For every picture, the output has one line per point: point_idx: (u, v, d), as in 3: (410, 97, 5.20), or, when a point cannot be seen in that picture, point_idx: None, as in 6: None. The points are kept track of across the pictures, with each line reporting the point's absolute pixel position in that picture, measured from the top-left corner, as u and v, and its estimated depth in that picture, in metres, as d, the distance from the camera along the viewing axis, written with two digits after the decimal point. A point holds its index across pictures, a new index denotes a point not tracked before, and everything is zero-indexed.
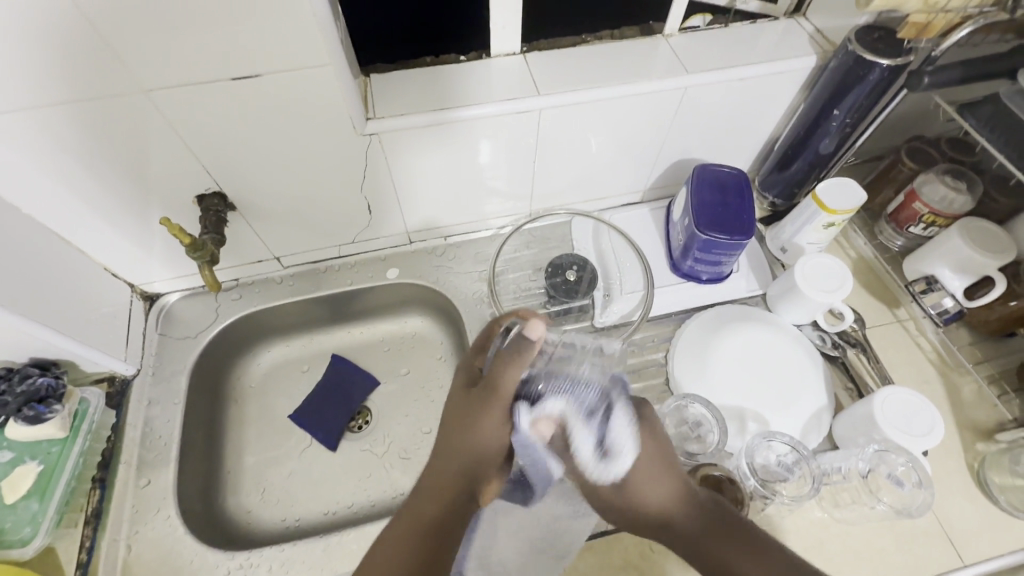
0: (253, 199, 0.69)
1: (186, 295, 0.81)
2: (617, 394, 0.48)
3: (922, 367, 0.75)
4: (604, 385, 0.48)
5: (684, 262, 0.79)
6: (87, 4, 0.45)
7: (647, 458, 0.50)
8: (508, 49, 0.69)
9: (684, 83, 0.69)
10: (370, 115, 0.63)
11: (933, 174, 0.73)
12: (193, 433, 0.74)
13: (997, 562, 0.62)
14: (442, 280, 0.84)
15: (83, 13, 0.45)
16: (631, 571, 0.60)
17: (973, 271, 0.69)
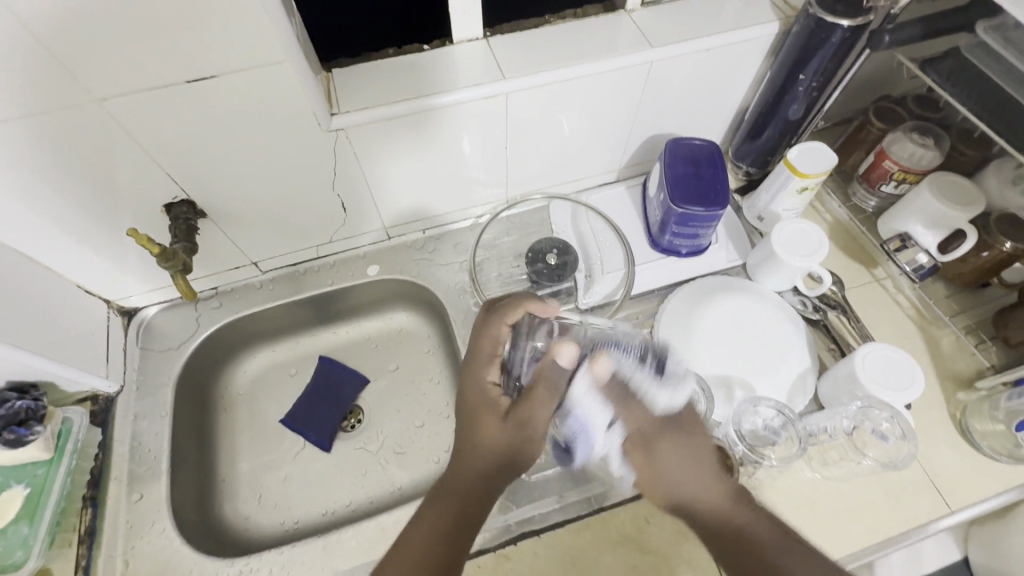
0: (224, 205, 0.68)
1: (165, 308, 0.80)
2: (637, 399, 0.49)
3: (901, 323, 0.76)
4: (622, 393, 0.48)
5: (663, 237, 0.79)
6: (27, 14, 0.43)
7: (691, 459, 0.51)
8: (470, 34, 0.68)
9: (649, 58, 0.68)
10: (334, 110, 0.62)
11: (900, 133, 0.73)
12: (183, 444, 0.74)
13: (982, 505, 0.64)
14: (424, 273, 0.84)
15: (23, 23, 0.44)
16: (628, 544, 0.61)
17: (945, 224, 0.70)
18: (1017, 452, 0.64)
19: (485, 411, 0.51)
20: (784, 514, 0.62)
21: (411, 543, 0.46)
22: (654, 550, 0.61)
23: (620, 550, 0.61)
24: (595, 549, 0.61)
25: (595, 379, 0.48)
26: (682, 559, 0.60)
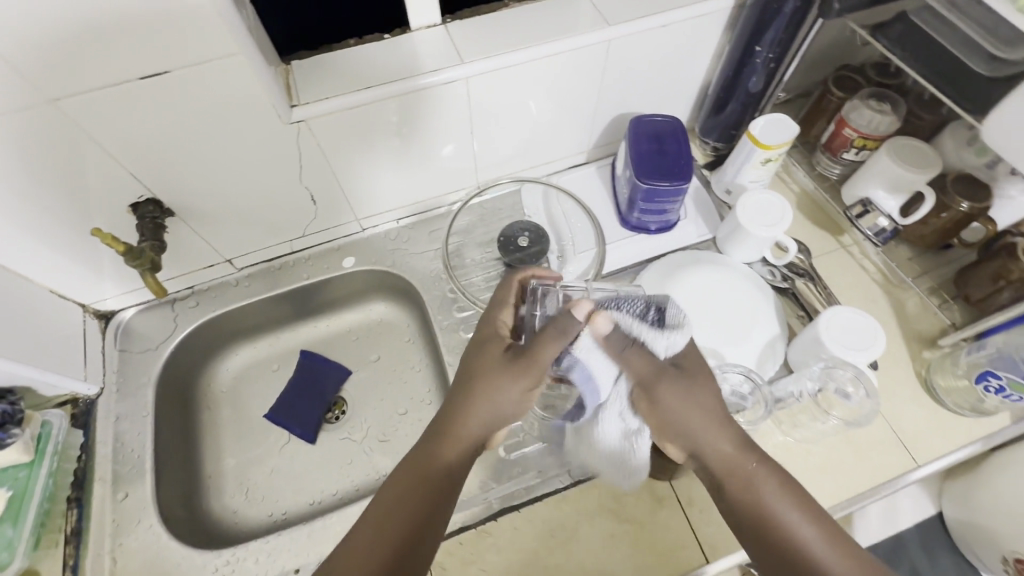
0: (191, 203, 0.68)
1: (142, 309, 0.80)
2: (640, 348, 0.47)
3: (868, 287, 0.78)
4: (623, 345, 0.46)
5: (632, 214, 0.80)
6: None
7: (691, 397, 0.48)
8: (429, 21, 0.68)
9: (607, 37, 0.69)
10: (294, 102, 0.62)
11: (858, 100, 0.75)
12: (167, 443, 0.74)
13: (947, 458, 0.66)
14: (399, 263, 0.85)
15: None
16: (606, 514, 0.62)
17: (904, 188, 0.71)
18: (979, 405, 0.66)
19: (479, 378, 0.50)
20: None
21: (369, 532, 0.45)
22: (631, 518, 0.62)
23: (598, 520, 0.62)
24: (574, 520, 0.62)
25: (594, 336, 0.46)
26: (658, 525, 0.62)
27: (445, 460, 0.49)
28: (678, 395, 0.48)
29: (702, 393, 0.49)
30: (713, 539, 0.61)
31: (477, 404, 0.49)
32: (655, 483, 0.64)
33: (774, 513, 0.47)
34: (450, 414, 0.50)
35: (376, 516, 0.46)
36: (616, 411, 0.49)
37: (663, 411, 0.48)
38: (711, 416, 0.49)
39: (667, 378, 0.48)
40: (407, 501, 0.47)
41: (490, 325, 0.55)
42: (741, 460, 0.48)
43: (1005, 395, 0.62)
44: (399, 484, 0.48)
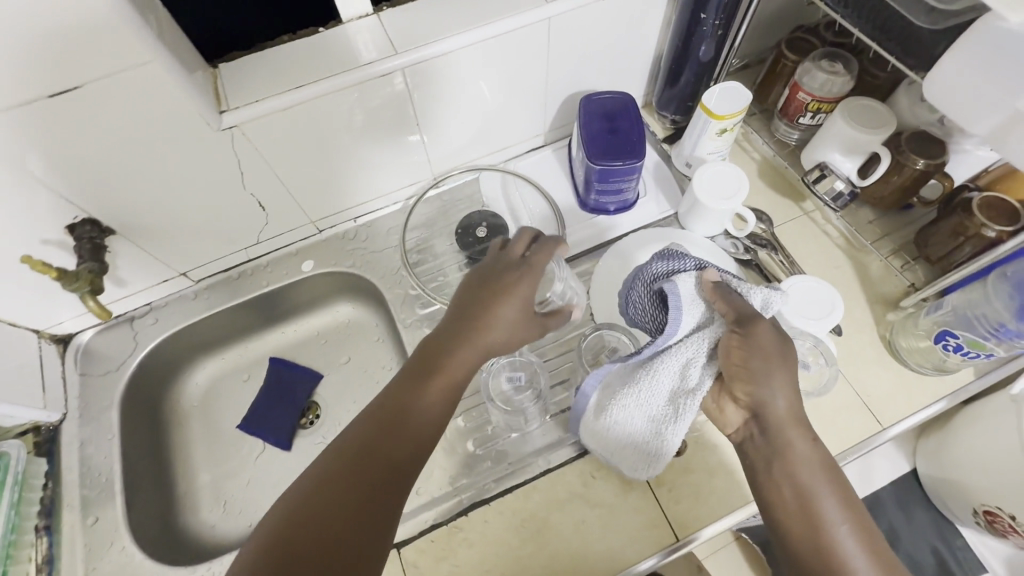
0: (132, 220, 0.66)
1: (100, 330, 0.79)
2: (741, 298, 0.56)
3: (831, 253, 0.77)
4: (727, 292, 0.56)
5: (590, 196, 0.79)
6: None
7: (765, 354, 0.52)
8: (360, 11, 0.66)
9: (547, 14, 0.67)
10: (223, 108, 0.60)
11: (811, 62, 0.73)
12: (137, 463, 0.74)
13: (911, 419, 0.67)
14: (359, 263, 0.83)
15: None
16: (576, 500, 0.63)
17: (860, 149, 0.70)
18: (941, 363, 0.66)
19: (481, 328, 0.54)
20: (723, 450, 0.65)
21: (339, 467, 0.48)
22: (600, 502, 0.63)
23: (568, 507, 0.63)
24: (544, 510, 0.63)
25: (705, 279, 0.58)
26: (628, 508, 0.62)
27: (424, 405, 0.51)
28: (771, 357, 0.51)
29: (787, 366, 0.52)
30: (683, 517, 0.62)
31: (475, 350, 0.53)
32: None
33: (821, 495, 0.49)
34: (435, 357, 0.53)
35: (345, 453, 0.49)
36: (679, 363, 0.57)
37: (751, 363, 0.52)
38: (790, 389, 0.52)
39: (764, 337, 0.52)
40: (378, 440, 0.49)
41: (502, 273, 0.57)
42: (807, 439, 0.51)
43: (964, 353, 0.61)
44: (371, 424, 0.50)
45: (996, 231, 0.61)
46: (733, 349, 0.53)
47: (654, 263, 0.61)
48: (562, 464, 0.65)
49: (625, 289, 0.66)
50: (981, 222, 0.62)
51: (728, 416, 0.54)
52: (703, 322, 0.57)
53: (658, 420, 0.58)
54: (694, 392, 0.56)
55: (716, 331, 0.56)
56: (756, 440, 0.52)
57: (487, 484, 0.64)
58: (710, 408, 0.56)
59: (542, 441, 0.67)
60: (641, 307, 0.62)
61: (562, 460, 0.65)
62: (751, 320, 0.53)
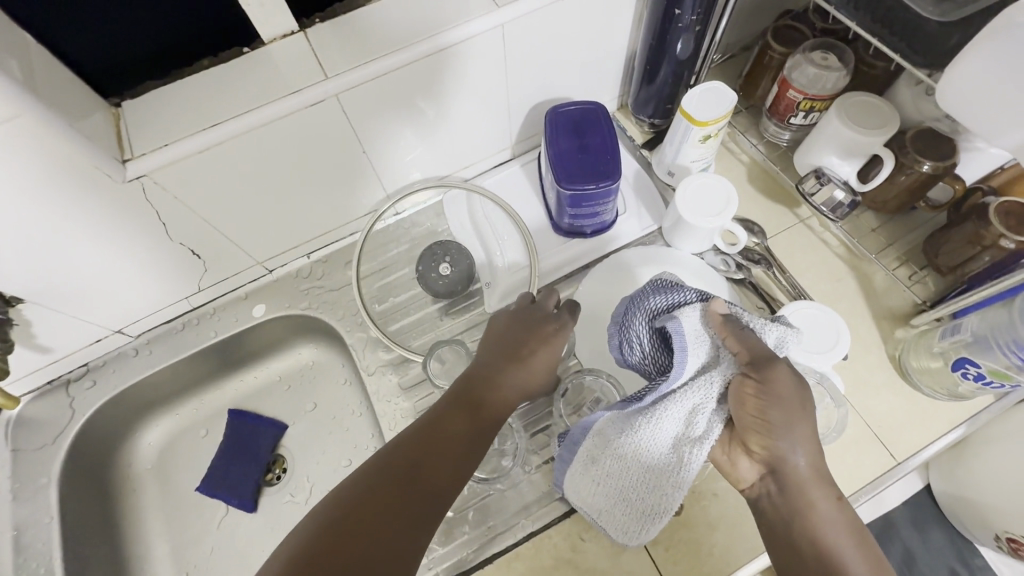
0: (44, 285, 0.58)
1: (32, 398, 0.71)
2: (754, 334, 0.48)
3: (832, 264, 0.70)
4: (739, 325, 0.48)
5: (563, 219, 0.71)
6: None
7: (786, 402, 0.45)
8: (284, 29, 0.57)
9: (500, 20, 0.58)
10: (127, 155, 0.52)
11: (801, 56, 0.65)
12: (83, 543, 0.67)
13: (926, 449, 0.61)
14: (316, 303, 0.76)
15: None
16: (562, 567, 0.57)
17: (859, 152, 0.63)
18: (956, 390, 0.60)
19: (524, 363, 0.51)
20: (722, 499, 0.59)
21: (371, 491, 0.41)
22: (589, 567, 0.57)
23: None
24: None
25: (711, 312, 0.49)
26: (619, 573, 0.56)
27: (468, 426, 0.47)
28: (791, 405, 0.44)
29: (807, 416, 0.45)
30: None
31: (516, 388, 0.50)
32: None
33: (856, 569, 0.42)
34: (477, 384, 0.50)
35: (379, 469, 0.43)
36: (684, 410, 0.47)
37: (770, 414, 0.44)
38: (812, 444, 0.45)
39: (781, 381, 0.45)
40: (422, 456, 0.44)
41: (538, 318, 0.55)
42: (832, 501, 0.44)
43: (985, 383, 0.55)
44: (411, 442, 0.45)
45: (1016, 242, 0.54)
46: (748, 397, 0.45)
47: (651, 297, 0.52)
48: (546, 526, 0.59)
49: (613, 323, 0.55)
50: (999, 231, 0.55)
51: (742, 471, 0.47)
52: (708, 363, 0.48)
53: (657, 476, 0.48)
54: (702, 443, 0.47)
55: (726, 373, 0.47)
56: (775, 503, 0.45)
57: (464, 553, 0.58)
58: (721, 462, 0.49)
59: (526, 501, 0.60)
60: (637, 346, 0.52)
61: (546, 522, 0.59)
62: (767, 360, 0.45)
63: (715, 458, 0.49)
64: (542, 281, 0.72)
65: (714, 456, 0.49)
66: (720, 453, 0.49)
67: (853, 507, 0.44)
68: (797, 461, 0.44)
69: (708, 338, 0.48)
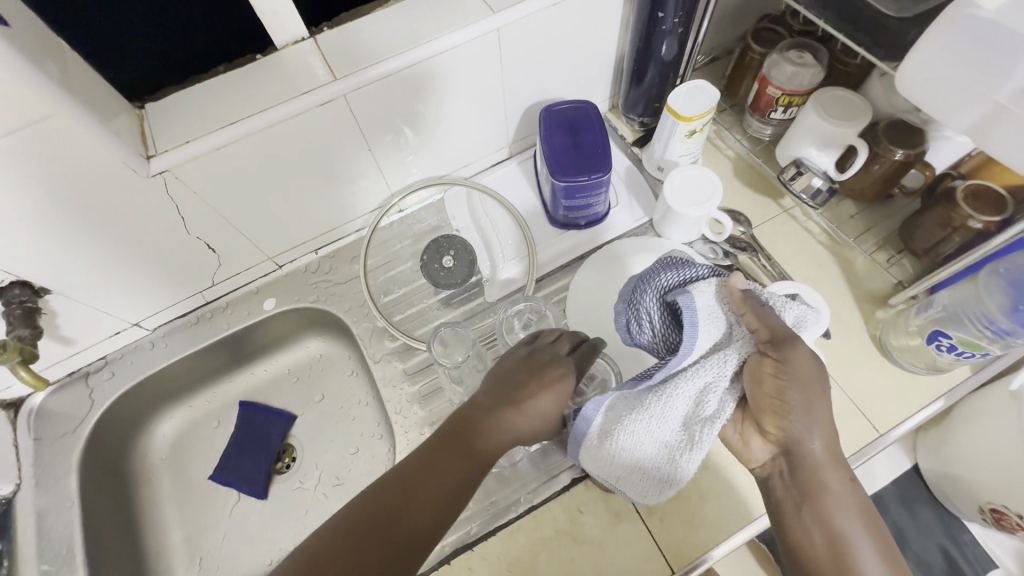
0: (70, 277, 0.62)
1: (53, 390, 0.74)
2: (772, 313, 0.50)
3: (815, 251, 0.74)
4: (759, 304, 0.50)
5: (559, 212, 0.75)
6: None
7: (804, 386, 0.48)
8: (295, 36, 0.61)
9: (495, 24, 0.63)
10: (151, 152, 0.56)
11: (778, 54, 0.69)
12: (102, 527, 0.70)
13: (908, 422, 0.64)
14: (324, 296, 0.79)
15: None
16: (563, 538, 0.59)
17: (835, 143, 0.67)
18: (934, 363, 0.63)
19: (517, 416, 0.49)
20: (714, 471, 0.62)
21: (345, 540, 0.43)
22: (588, 538, 0.59)
23: (556, 546, 0.59)
24: (532, 550, 0.59)
25: (729, 290, 0.51)
26: (617, 543, 0.59)
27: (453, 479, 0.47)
28: (810, 389, 0.48)
29: (824, 400, 0.49)
30: (677, 547, 0.59)
31: (509, 436, 0.48)
32: (610, 497, 0.61)
33: (855, 539, 0.46)
34: (468, 429, 0.49)
35: (360, 512, 0.45)
36: (698, 387, 0.49)
37: (789, 397, 0.47)
38: (827, 428, 0.49)
39: (802, 366, 0.48)
40: (400, 503, 0.45)
41: (543, 359, 0.52)
42: (843, 481, 0.47)
43: (958, 353, 0.58)
44: (393, 488, 0.46)
45: (982, 222, 0.58)
46: (767, 378, 0.48)
47: (662, 275, 0.54)
48: (547, 500, 0.61)
49: (620, 302, 0.57)
50: (967, 213, 0.59)
51: (756, 451, 0.50)
52: (721, 341, 0.50)
53: (666, 453, 0.49)
54: (713, 421, 0.48)
55: (742, 351, 0.49)
56: (786, 477, 0.49)
57: (469, 527, 0.61)
58: (733, 441, 0.52)
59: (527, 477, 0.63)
60: (648, 323, 0.54)
61: (547, 495, 0.61)
62: (790, 344, 0.48)
63: (727, 437, 0.52)
64: (539, 271, 0.76)
65: (727, 434, 0.51)
66: (732, 431, 0.52)
67: (862, 487, 0.48)
68: (812, 443, 0.48)
69: (720, 315, 0.50)
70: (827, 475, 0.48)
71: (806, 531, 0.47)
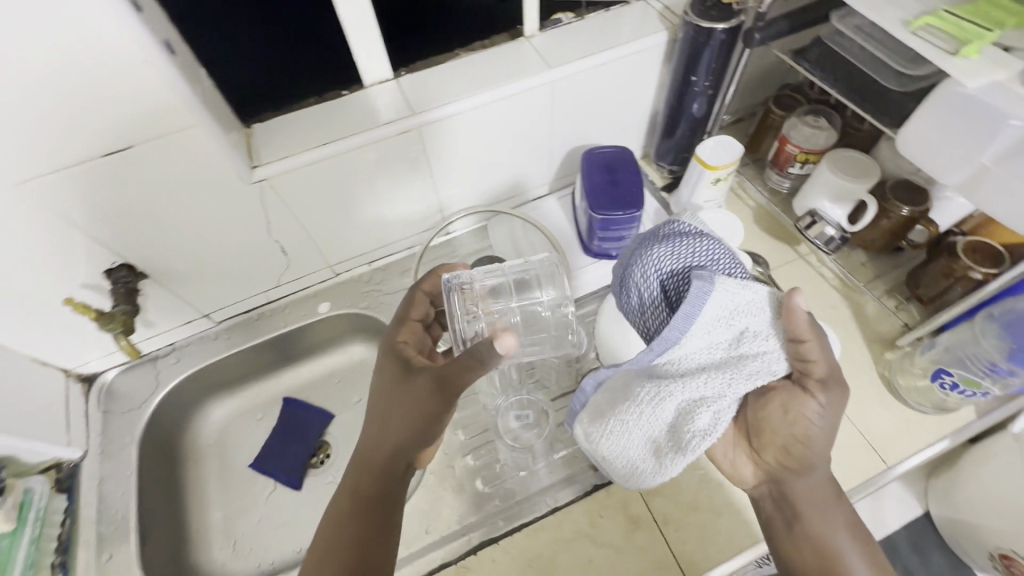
0: (165, 264, 0.71)
1: (123, 370, 0.82)
2: (810, 346, 0.48)
3: (828, 294, 0.80)
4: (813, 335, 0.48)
5: (593, 243, 0.83)
6: None
7: (825, 427, 0.50)
8: (380, 77, 0.73)
9: (550, 78, 0.73)
10: (256, 162, 0.66)
11: (797, 118, 0.78)
12: (153, 500, 0.75)
13: (915, 458, 0.67)
14: (373, 304, 0.87)
15: None
16: (583, 539, 0.63)
17: (848, 197, 0.74)
18: (941, 402, 0.67)
19: (393, 412, 0.53)
20: (727, 487, 0.66)
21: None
22: (607, 541, 0.63)
23: (575, 546, 0.63)
24: (553, 547, 0.63)
25: (753, 300, 0.48)
26: (634, 548, 0.63)
27: (375, 487, 0.52)
28: (829, 430, 0.51)
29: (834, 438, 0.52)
30: (691, 556, 0.62)
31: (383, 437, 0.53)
32: (628, 504, 0.65)
33: (849, 563, 0.49)
34: (357, 459, 0.54)
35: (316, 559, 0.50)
36: (696, 396, 0.48)
37: (804, 432, 0.50)
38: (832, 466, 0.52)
39: (835, 406, 0.50)
40: (326, 535, 0.51)
41: (389, 372, 0.56)
42: (838, 518, 0.51)
43: (959, 391, 0.63)
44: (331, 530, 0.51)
45: (982, 273, 0.64)
46: (784, 411, 0.51)
47: (667, 255, 0.50)
48: (570, 502, 0.65)
49: (626, 262, 0.53)
50: (968, 264, 0.65)
51: (748, 473, 0.55)
52: (729, 352, 0.49)
53: (648, 451, 0.50)
54: (704, 436, 0.47)
55: (748, 372, 0.48)
56: (777, 501, 0.53)
57: (495, 522, 0.65)
58: (727, 462, 0.56)
59: (550, 479, 0.68)
60: (648, 298, 0.52)
61: (570, 498, 0.65)
62: (836, 384, 0.49)
63: (725, 458, 0.56)
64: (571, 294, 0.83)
65: (719, 458, 0.56)
66: (731, 453, 0.56)
67: (858, 523, 0.51)
68: (813, 478, 0.52)
69: (725, 320, 0.47)
70: (823, 504, 0.51)
71: (794, 548, 0.51)
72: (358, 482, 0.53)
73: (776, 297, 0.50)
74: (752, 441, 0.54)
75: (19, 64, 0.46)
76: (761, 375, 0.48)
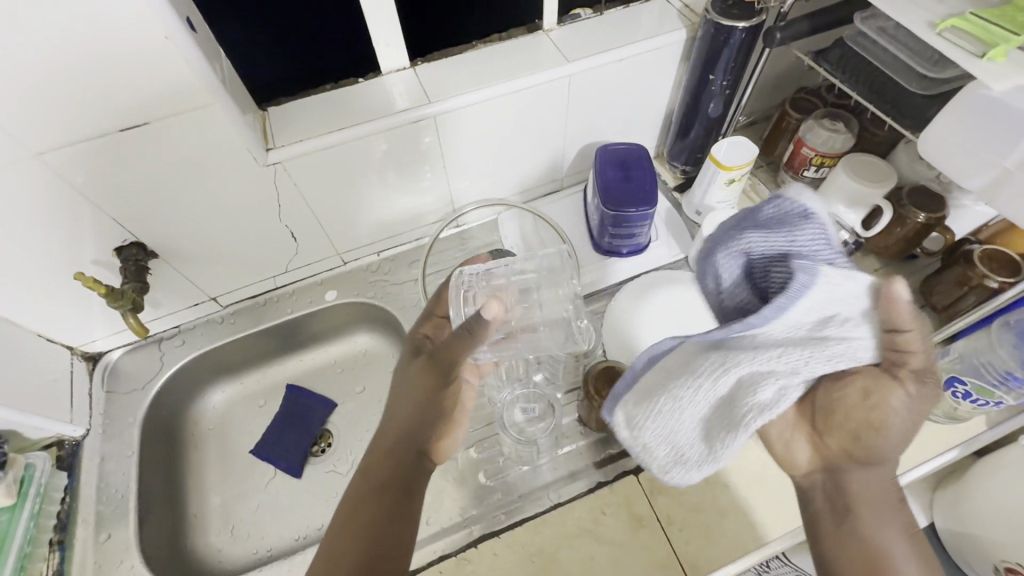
0: (175, 245, 0.71)
1: (128, 350, 0.82)
2: (904, 335, 0.44)
3: None
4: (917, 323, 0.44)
5: (604, 239, 0.83)
6: None
7: (904, 420, 0.47)
8: (397, 65, 0.72)
9: (567, 72, 0.73)
10: (270, 145, 0.66)
11: (814, 121, 0.78)
12: (153, 481, 0.75)
13: (925, 467, 0.66)
14: (381, 294, 0.87)
15: None
16: (586, 536, 0.62)
17: (863, 202, 0.73)
18: (953, 412, 0.67)
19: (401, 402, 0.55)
20: (732, 488, 0.65)
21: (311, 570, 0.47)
22: (610, 539, 0.62)
23: (577, 543, 0.62)
24: (554, 543, 0.62)
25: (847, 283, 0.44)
26: (637, 546, 0.62)
27: (392, 472, 0.52)
28: (912, 427, 0.47)
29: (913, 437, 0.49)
30: (694, 557, 0.61)
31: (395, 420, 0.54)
32: (632, 502, 0.64)
33: (901, 565, 0.46)
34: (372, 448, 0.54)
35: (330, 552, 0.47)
36: (764, 369, 0.45)
37: (879, 421, 0.47)
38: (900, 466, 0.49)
39: (921, 402, 0.47)
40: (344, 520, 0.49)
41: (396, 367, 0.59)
42: (897, 522, 0.48)
43: (972, 400, 0.62)
44: (346, 522, 0.49)
45: (998, 282, 0.64)
46: (861, 396, 0.48)
47: (761, 233, 0.48)
48: (573, 498, 0.65)
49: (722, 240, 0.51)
50: (984, 272, 0.64)
51: (801, 455, 0.53)
52: (810, 333, 0.45)
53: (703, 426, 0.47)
54: (764, 410, 0.44)
55: (828, 356, 0.44)
56: (829, 492, 0.50)
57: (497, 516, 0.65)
58: (780, 441, 0.54)
59: (553, 475, 0.67)
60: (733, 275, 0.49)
61: (573, 494, 0.65)
62: (934, 379, 0.46)
63: (783, 437, 0.54)
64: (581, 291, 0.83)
65: (776, 439, 0.54)
66: (788, 433, 0.53)
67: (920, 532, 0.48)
68: (875, 471, 0.49)
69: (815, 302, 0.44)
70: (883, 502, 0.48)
71: (844, 542, 0.48)
72: (373, 472, 0.52)
73: (876, 286, 0.45)
74: (818, 427, 0.52)
75: (40, 34, 0.46)
76: (841, 361, 0.45)
